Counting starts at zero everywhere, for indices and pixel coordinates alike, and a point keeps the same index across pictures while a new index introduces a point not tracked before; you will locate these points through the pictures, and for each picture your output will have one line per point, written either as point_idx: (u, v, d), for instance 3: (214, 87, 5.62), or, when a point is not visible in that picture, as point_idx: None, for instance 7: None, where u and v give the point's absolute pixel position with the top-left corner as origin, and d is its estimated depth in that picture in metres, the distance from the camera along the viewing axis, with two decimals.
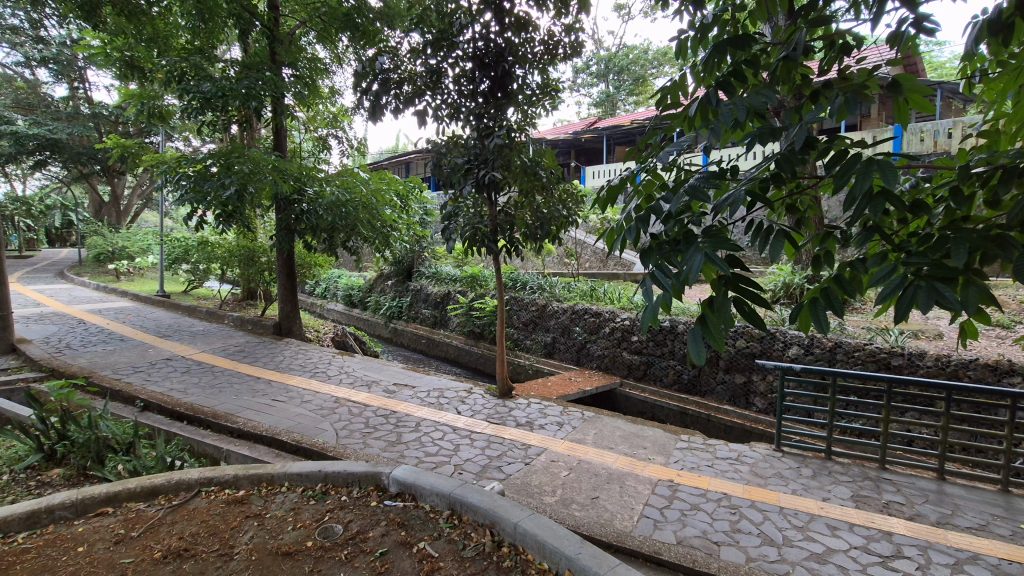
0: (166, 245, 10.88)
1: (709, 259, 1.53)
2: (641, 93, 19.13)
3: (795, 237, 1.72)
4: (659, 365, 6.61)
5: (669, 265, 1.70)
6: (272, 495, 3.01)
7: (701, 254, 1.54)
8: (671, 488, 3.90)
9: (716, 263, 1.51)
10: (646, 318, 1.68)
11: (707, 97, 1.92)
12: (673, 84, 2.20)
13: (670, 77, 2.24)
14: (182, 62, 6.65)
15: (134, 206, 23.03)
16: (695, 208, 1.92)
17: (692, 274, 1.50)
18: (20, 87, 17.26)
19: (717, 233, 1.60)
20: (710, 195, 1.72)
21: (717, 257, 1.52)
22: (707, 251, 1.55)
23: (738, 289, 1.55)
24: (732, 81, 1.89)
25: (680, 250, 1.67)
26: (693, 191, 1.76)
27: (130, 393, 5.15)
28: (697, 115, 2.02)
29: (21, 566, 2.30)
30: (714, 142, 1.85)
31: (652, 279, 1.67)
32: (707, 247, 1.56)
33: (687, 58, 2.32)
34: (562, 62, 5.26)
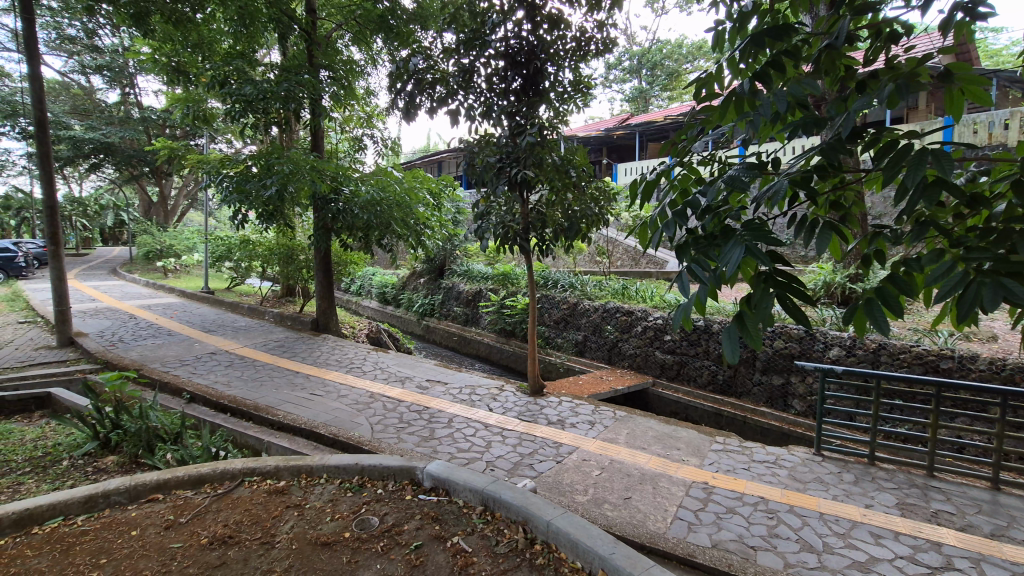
0: (211, 243, 11.31)
1: (750, 252, 1.49)
2: (674, 88, 18.81)
3: (842, 232, 1.66)
4: (693, 365, 6.49)
5: (706, 259, 1.66)
6: (311, 486, 3.09)
7: (740, 248, 1.50)
8: (706, 490, 3.83)
9: (757, 257, 1.46)
10: (683, 315, 1.66)
11: (743, 87, 1.85)
12: (706, 77, 2.10)
13: (705, 69, 2.14)
14: (225, 67, 6.90)
15: (183, 207, 24.03)
16: (733, 201, 1.87)
17: (731, 269, 1.47)
18: (78, 94, 18.33)
19: (758, 225, 1.55)
20: (749, 187, 1.67)
21: (758, 251, 1.48)
22: (746, 244, 1.51)
23: (780, 283, 1.50)
24: (771, 72, 1.82)
25: (719, 243, 1.63)
26: (732, 182, 1.71)
27: (176, 386, 5.37)
28: (735, 107, 1.94)
29: (80, 547, 2.42)
30: (755, 132, 1.79)
31: (688, 273, 1.63)
32: (747, 240, 1.52)
33: (720, 50, 2.22)
34: (595, 58, 5.20)
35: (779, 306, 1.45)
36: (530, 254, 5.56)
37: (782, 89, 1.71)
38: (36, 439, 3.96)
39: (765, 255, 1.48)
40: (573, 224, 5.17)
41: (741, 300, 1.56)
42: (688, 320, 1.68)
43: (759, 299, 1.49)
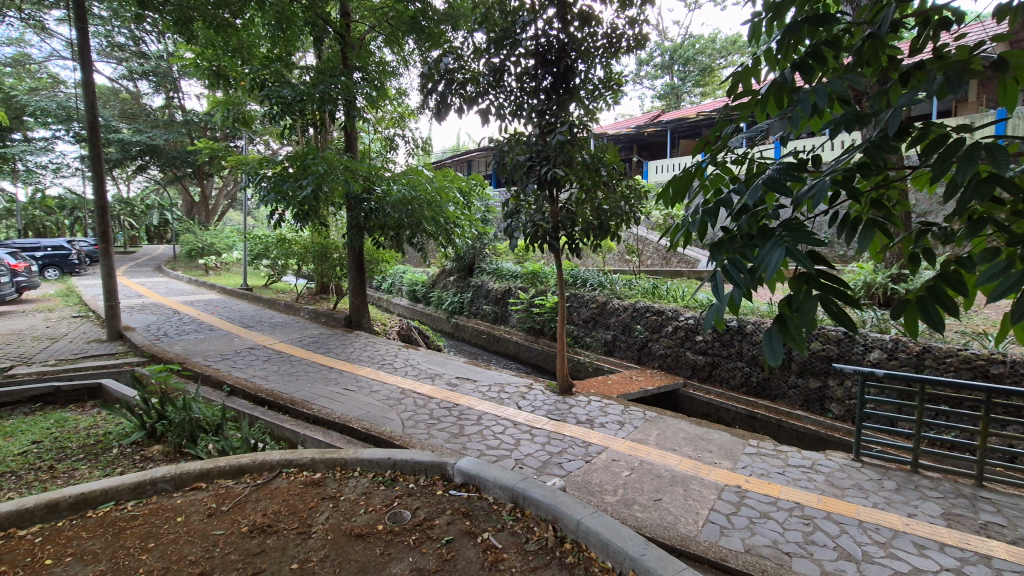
0: (249, 242, 11.67)
1: (790, 254, 1.45)
2: (707, 84, 18.43)
3: (887, 231, 1.60)
4: (726, 366, 6.35)
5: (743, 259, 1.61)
6: (345, 479, 3.16)
7: (779, 249, 1.46)
8: (739, 494, 3.75)
9: (797, 258, 1.42)
10: (716, 317, 1.62)
11: (781, 81, 1.78)
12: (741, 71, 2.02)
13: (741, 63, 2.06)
14: (264, 70, 7.12)
15: (223, 206, 24.87)
16: (769, 200, 1.81)
17: (771, 271, 1.42)
18: (126, 99, 19.20)
19: (797, 226, 1.51)
20: (787, 186, 1.62)
21: (799, 253, 1.43)
22: (786, 245, 1.47)
23: (822, 286, 1.46)
24: (811, 64, 1.75)
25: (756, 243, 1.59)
26: (768, 182, 1.67)
27: (217, 379, 5.57)
28: (772, 101, 1.88)
29: (130, 531, 2.54)
30: (792, 129, 1.73)
31: (724, 273, 1.60)
32: (786, 241, 1.48)
33: (756, 42, 2.13)
34: (626, 55, 5.15)
35: (821, 309, 1.41)
36: (559, 253, 5.54)
37: (823, 84, 1.65)
38: (89, 428, 4.16)
39: (806, 256, 1.44)
40: (602, 223, 5.13)
41: (781, 303, 1.52)
42: (722, 322, 1.64)
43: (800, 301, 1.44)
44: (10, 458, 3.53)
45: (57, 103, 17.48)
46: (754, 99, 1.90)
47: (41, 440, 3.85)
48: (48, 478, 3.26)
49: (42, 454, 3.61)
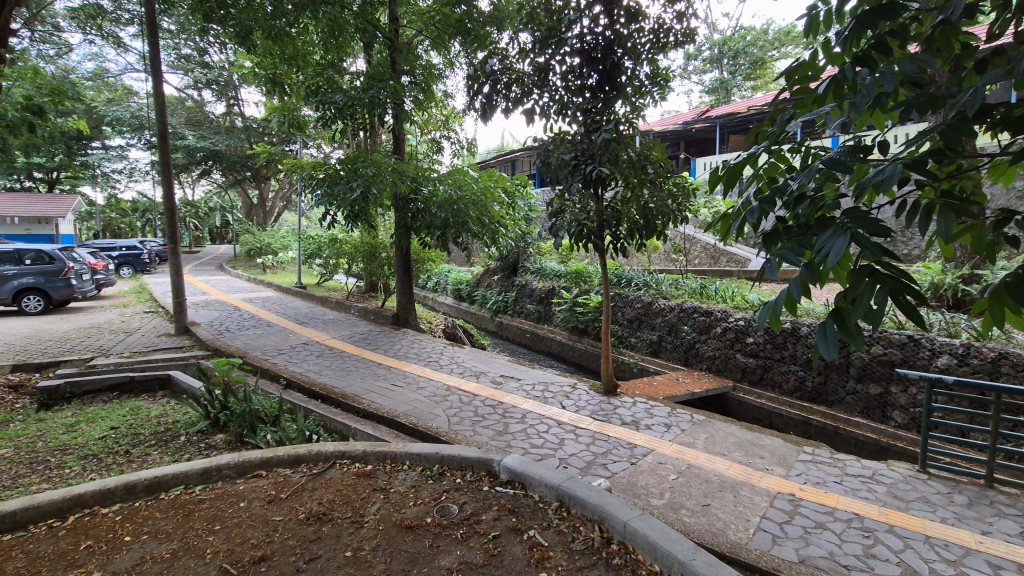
0: (304, 241, 12.16)
1: (853, 241, 1.37)
2: (759, 77, 17.80)
3: (964, 216, 1.50)
4: (778, 369, 6.12)
5: (803, 248, 1.53)
6: (395, 472, 3.25)
7: (841, 235, 1.38)
8: (793, 502, 3.61)
9: (863, 246, 1.34)
10: (770, 310, 1.54)
11: (841, 71, 1.68)
12: (797, 64, 1.88)
13: (797, 57, 1.92)
14: (318, 78, 7.41)
15: (279, 207, 25.98)
16: (829, 189, 1.72)
17: (833, 261, 1.34)
18: (191, 107, 20.39)
19: (863, 213, 1.43)
20: (851, 171, 1.54)
21: (864, 241, 1.35)
22: (851, 232, 1.38)
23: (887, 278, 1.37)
24: (875, 54, 1.64)
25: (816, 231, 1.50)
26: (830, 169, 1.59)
27: (274, 372, 5.83)
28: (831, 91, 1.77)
29: (199, 513, 2.70)
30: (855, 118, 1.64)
31: (782, 262, 1.52)
32: (850, 227, 1.40)
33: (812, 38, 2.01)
34: (674, 49, 5.03)
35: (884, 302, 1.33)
36: (604, 253, 5.49)
37: (888, 71, 1.55)
38: (160, 416, 4.45)
39: (872, 244, 1.35)
40: (649, 221, 5.03)
41: (840, 295, 1.44)
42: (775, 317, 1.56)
43: (861, 293, 1.36)
44: (92, 442, 3.82)
45: (131, 113, 18.77)
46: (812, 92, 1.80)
47: (118, 426, 4.15)
48: (125, 461, 3.51)
49: (119, 439, 3.89)
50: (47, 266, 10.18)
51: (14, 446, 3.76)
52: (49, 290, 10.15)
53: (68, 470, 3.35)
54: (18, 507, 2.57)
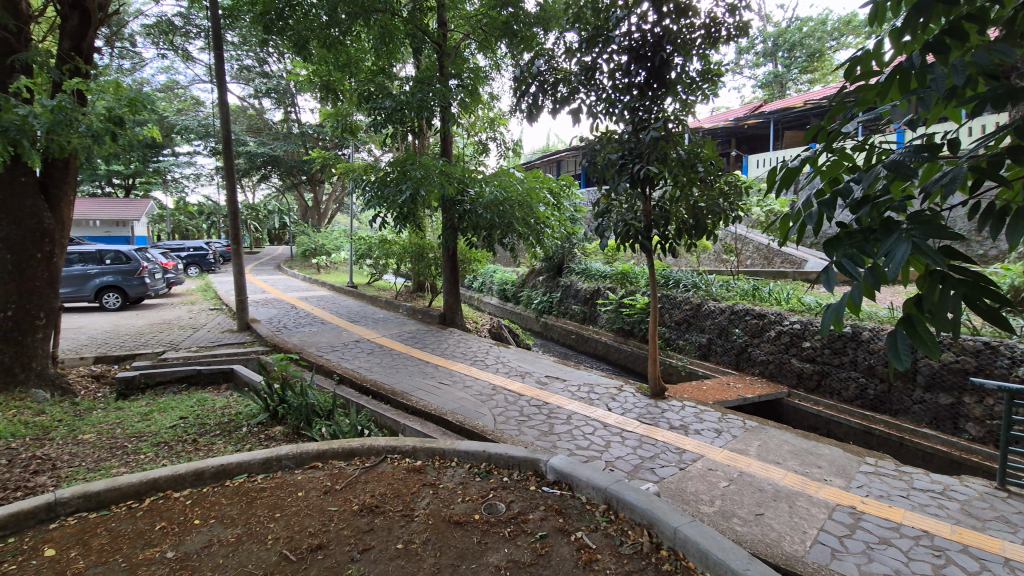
0: (355, 242, 12.56)
1: (918, 247, 1.29)
2: (817, 70, 17.00)
3: None
4: (836, 376, 5.83)
5: (865, 254, 1.44)
6: (444, 468, 3.31)
7: (905, 243, 1.30)
8: (853, 515, 3.43)
9: (926, 255, 1.26)
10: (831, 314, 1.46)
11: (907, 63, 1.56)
12: (861, 55, 1.75)
13: (860, 48, 1.79)
14: (369, 84, 7.64)
15: (332, 209, 26.92)
16: (896, 190, 1.61)
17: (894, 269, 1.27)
18: (252, 115, 21.47)
19: (931, 216, 1.33)
20: (915, 173, 1.44)
21: (929, 248, 1.27)
22: (914, 240, 1.31)
23: (962, 283, 1.29)
24: (947, 43, 1.51)
25: (880, 236, 1.42)
26: (893, 171, 1.49)
27: (328, 368, 6.05)
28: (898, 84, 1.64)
29: (261, 500, 2.84)
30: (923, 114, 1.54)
31: (843, 268, 1.44)
32: (914, 234, 1.32)
33: (878, 27, 1.89)
34: (726, 44, 4.89)
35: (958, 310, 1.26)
36: (651, 254, 5.39)
37: (961, 65, 1.43)
38: (224, 407, 4.70)
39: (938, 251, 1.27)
40: (699, 221, 4.88)
41: (909, 302, 1.36)
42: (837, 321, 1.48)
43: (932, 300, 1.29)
44: (163, 431, 4.08)
45: (198, 121, 19.95)
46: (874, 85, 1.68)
47: (186, 416, 4.42)
48: (193, 449, 3.73)
49: (188, 428, 4.13)
50: (124, 266, 10.95)
51: (97, 432, 4.07)
52: (126, 287, 10.91)
53: (143, 456, 3.60)
54: (102, 488, 2.77)
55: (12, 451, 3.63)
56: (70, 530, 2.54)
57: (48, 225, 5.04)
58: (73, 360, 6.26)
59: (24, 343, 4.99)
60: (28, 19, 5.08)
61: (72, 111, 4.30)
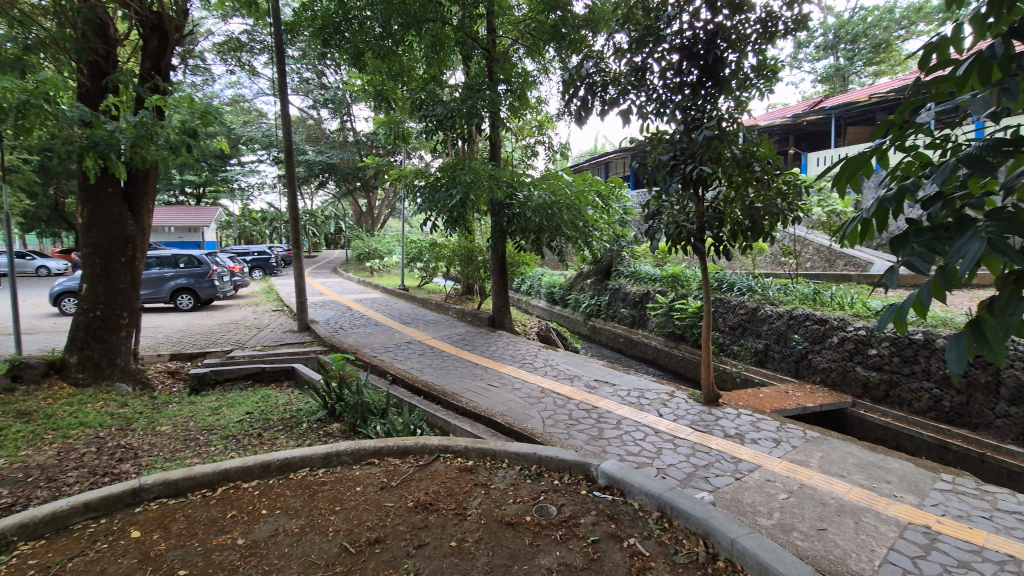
0: (407, 246, 12.90)
1: (995, 246, 1.20)
2: (883, 61, 16.08)
3: None
4: (907, 386, 5.47)
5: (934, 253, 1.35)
6: (495, 469, 3.35)
7: (980, 241, 1.21)
8: (927, 536, 3.20)
9: (1005, 254, 1.17)
10: (893, 315, 1.35)
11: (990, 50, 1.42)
12: (937, 42, 1.60)
13: (936, 32, 1.63)
14: (421, 92, 7.85)
15: (384, 214, 27.73)
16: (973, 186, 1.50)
17: (966, 267, 1.18)
18: (311, 125, 22.46)
19: (1010, 215, 1.23)
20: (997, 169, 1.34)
21: (1007, 248, 1.17)
22: (990, 237, 1.21)
23: None
24: None
25: (952, 234, 1.32)
26: (971, 167, 1.39)
27: (381, 368, 6.24)
28: (980, 73, 1.50)
29: (323, 493, 2.96)
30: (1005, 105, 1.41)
31: (906, 266, 1.35)
32: (991, 232, 1.22)
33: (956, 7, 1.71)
34: (783, 38, 4.70)
35: None
36: (704, 256, 5.25)
37: None
38: (286, 404, 4.94)
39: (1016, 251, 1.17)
40: (754, 222, 4.70)
41: (978, 304, 1.26)
42: (900, 322, 1.37)
43: (1004, 303, 1.20)
44: (232, 425, 4.33)
45: (261, 132, 21.08)
46: (950, 75, 1.55)
47: (252, 412, 4.67)
48: (258, 443, 3.93)
49: (253, 423, 4.36)
50: (196, 269, 11.69)
51: (172, 424, 4.36)
52: (198, 289, 11.64)
53: (213, 448, 3.82)
54: (180, 476, 2.97)
55: (100, 439, 3.95)
56: (152, 514, 2.74)
57: (131, 231, 5.45)
58: (152, 357, 6.74)
59: (109, 341, 5.42)
60: (115, 42, 5.50)
61: (151, 125, 4.64)
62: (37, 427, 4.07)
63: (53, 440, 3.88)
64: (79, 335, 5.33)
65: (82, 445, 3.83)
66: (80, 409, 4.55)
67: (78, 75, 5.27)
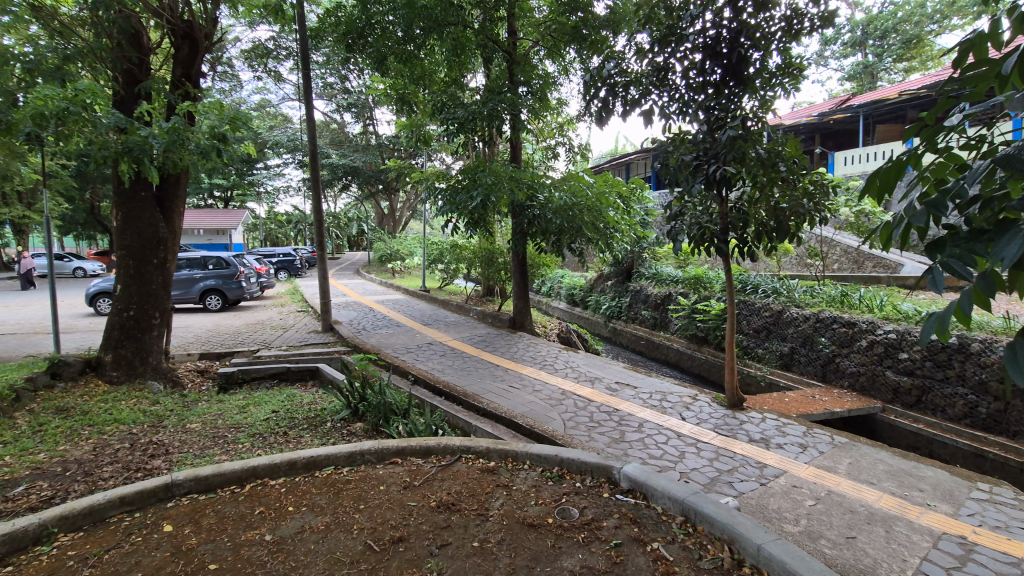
0: (428, 248, 13.01)
1: None
2: (914, 57, 15.64)
3: None
4: (940, 392, 5.30)
5: (974, 256, 1.30)
6: (516, 470, 3.35)
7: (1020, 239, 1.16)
8: (963, 546, 3.10)
9: None
10: (935, 323, 1.31)
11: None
12: (974, 37, 1.53)
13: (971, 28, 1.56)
14: (442, 95, 7.92)
15: (405, 216, 28.00)
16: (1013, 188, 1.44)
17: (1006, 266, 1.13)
18: (334, 129, 22.83)
19: None
20: None
21: None
22: None
23: None
24: None
25: (993, 235, 1.27)
26: (1010, 166, 1.33)
27: (403, 368, 6.30)
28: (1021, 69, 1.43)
29: (347, 492, 3.00)
30: None
31: (944, 270, 1.30)
32: None
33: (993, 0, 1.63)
34: (809, 35, 4.61)
35: None
36: (728, 257, 5.18)
37: None
38: (311, 403, 5.02)
39: None
40: (780, 223, 4.62)
41: None
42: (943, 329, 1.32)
43: None
44: (258, 423, 4.42)
45: (287, 136, 21.51)
46: (990, 71, 1.49)
47: (278, 410, 4.75)
48: (284, 441, 4.00)
49: (279, 421, 4.45)
50: (224, 271, 11.97)
51: (201, 421, 4.47)
52: (225, 290, 11.92)
53: (241, 446, 3.91)
54: (210, 472, 3.04)
55: (133, 436, 4.07)
56: (184, 509, 2.81)
57: (163, 233, 5.61)
58: (182, 356, 6.93)
59: (142, 340, 5.59)
60: (148, 51, 5.68)
61: (183, 131, 4.83)
62: (75, 423, 4.21)
63: (89, 435, 4.01)
64: (114, 334, 5.50)
65: (116, 440, 3.96)
66: (115, 405, 4.70)
67: (114, 84, 5.44)
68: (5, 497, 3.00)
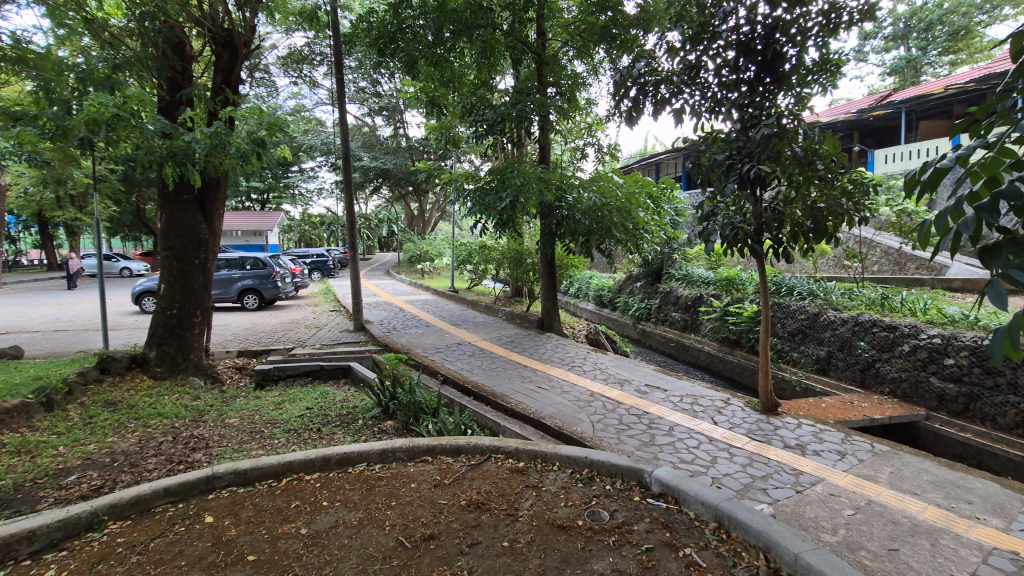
0: (457, 249, 13.12)
1: None
2: (961, 49, 14.98)
3: None
4: (989, 400, 5.05)
5: None
6: (546, 471, 3.35)
7: None
8: (1015, 563, 2.94)
9: None
10: (1003, 339, 1.24)
11: None
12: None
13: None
14: (471, 97, 7.99)
15: (434, 218, 28.30)
16: None
17: None
18: (366, 133, 23.26)
19: None
20: None
21: None
22: None
23: None
24: None
25: None
26: None
27: (432, 368, 6.37)
28: None
29: (379, 488, 3.06)
30: None
31: (1004, 281, 1.24)
32: None
33: None
34: (848, 29, 4.47)
35: None
36: (762, 258, 5.05)
37: None
38: (343, 401, 5.12)
39: None
40: (817, 223, 4.48)
41: None
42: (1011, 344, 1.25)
43: None
44: (293, 419, 4.53)
45: (321, 140, 22.04)
46: None
47: (311, 407, 4.86)
48: (317, 438, 4.09)
49: (312, 418, 4.55)
50: (260, 271, 12.33)
51: (239, 417, 4.61)
52: (262, 290, 12.27)
53: (277, 441, 4.02)
54: (249, 466, 3.14)
55: (175, 430, 4.23)
56: (224, 501, 2.90)
57: (203, 234, 5.82)
58: (221, 354, 7.16)
59: (184, 338, 5.80)
60: (190, 59, 5.89)
61: (225, 136, 5.00)
62: (122, 416, 4.40)
63: (134, 428, 4.19)
64: (158, 332, 5.73)
65: (160, 434, 4.12)
66: (158, 400, 4.89)
67: (158, 91, 5.66)
68: (59, 485, 3.16)
